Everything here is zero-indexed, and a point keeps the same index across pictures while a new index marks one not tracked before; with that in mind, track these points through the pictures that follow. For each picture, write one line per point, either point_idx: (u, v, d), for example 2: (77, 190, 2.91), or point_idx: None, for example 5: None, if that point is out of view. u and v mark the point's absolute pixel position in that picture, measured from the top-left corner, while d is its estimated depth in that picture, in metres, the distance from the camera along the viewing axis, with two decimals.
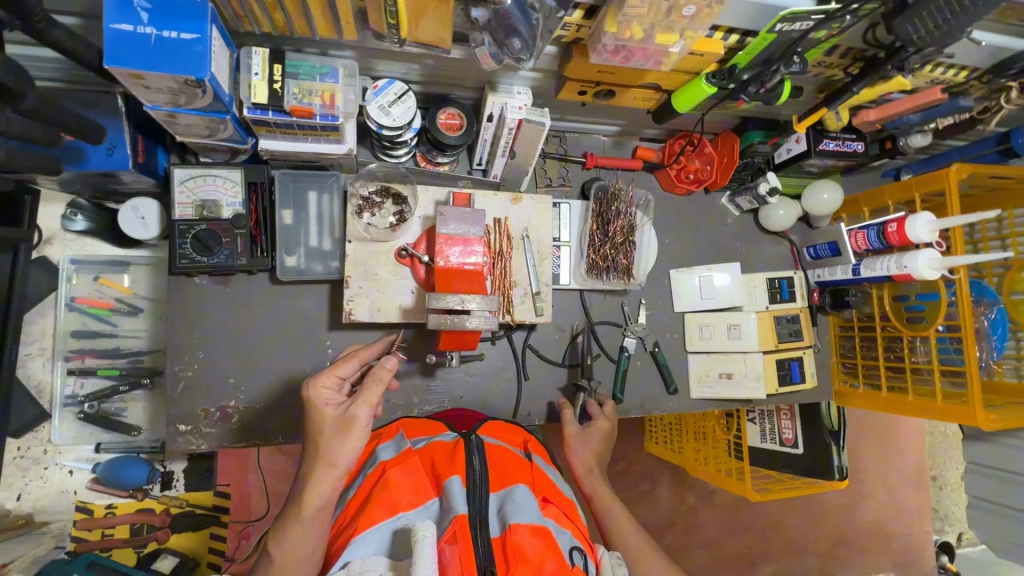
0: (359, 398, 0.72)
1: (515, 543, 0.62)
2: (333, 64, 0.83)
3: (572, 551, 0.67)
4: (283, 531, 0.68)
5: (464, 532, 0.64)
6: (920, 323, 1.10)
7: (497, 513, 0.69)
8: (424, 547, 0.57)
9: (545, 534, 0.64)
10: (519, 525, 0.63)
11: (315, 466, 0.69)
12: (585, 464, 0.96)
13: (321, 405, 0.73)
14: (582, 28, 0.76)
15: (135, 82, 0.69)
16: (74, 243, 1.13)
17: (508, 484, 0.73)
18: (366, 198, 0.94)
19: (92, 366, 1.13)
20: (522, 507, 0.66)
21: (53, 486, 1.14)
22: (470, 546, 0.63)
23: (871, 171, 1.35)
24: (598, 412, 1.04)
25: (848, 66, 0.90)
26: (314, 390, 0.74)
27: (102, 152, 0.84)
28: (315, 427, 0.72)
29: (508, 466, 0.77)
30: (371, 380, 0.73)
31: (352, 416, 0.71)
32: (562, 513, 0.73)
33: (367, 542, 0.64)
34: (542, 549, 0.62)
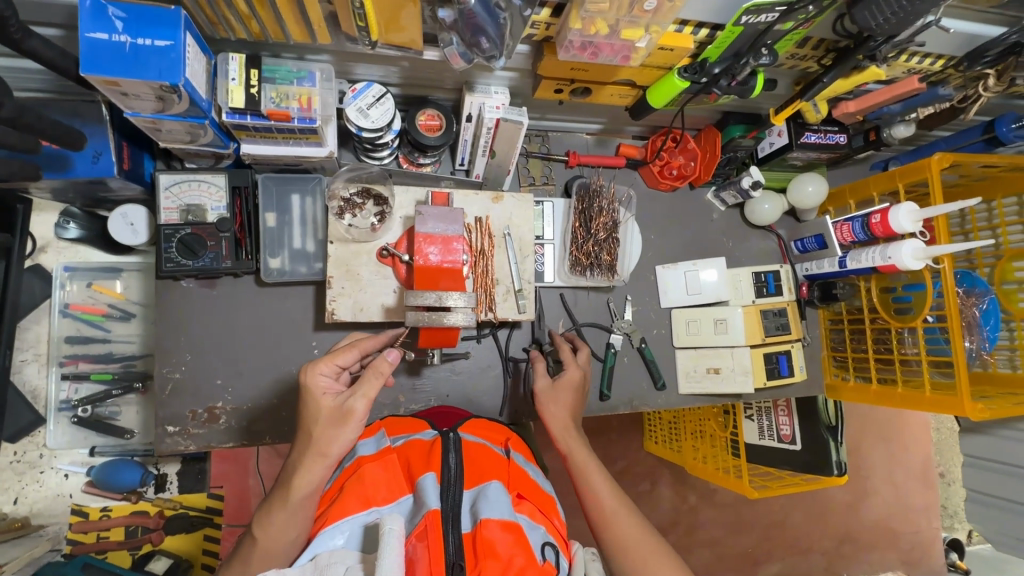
0: (359, 390, 0.73)
1: (485, 538, 0.61)
2: (310, 68, 0.85)
3: (544, 547, 0.66)
4: (269, 516, 0.69)
5: (435, 528, 0.64)
6: (908, 314, 1.10)
7: (469, 509, 0.68)
8: (391, 542, 0.57)
9: (516, 530, 0.63)
10: (490, 520, 0.63)
11: (308, 454, 0.70)
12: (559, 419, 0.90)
13: (319, 394, 0.73)
14: (551, 26, 0.77)
15: (112, 89, 0.71)
16: (67, 251, 1.16)
17: (481, 480, 0.72)
18: (347, 199, 0.96)
19: (85, 371, 1.15)
20: (494, 503, 0.66)
21: (50, 490, 1.16)
22: (439, 543, 0.63)
23: (859, 164, 1.34)
24: (570, 359, 0.97)
25: (821, 58, 0.90)
26: (313, 378, 0.75)
27: (87, 159, 0.86)
28: (311, 415, 0.73)
29: (484, 461, 0.77)
30: (371, 372, 0.74)
31: (348, 408, 0.72)
32: (536, 509, 0.73)
33: (339, 533, 0.65)
34: (512, 544, 0.61)
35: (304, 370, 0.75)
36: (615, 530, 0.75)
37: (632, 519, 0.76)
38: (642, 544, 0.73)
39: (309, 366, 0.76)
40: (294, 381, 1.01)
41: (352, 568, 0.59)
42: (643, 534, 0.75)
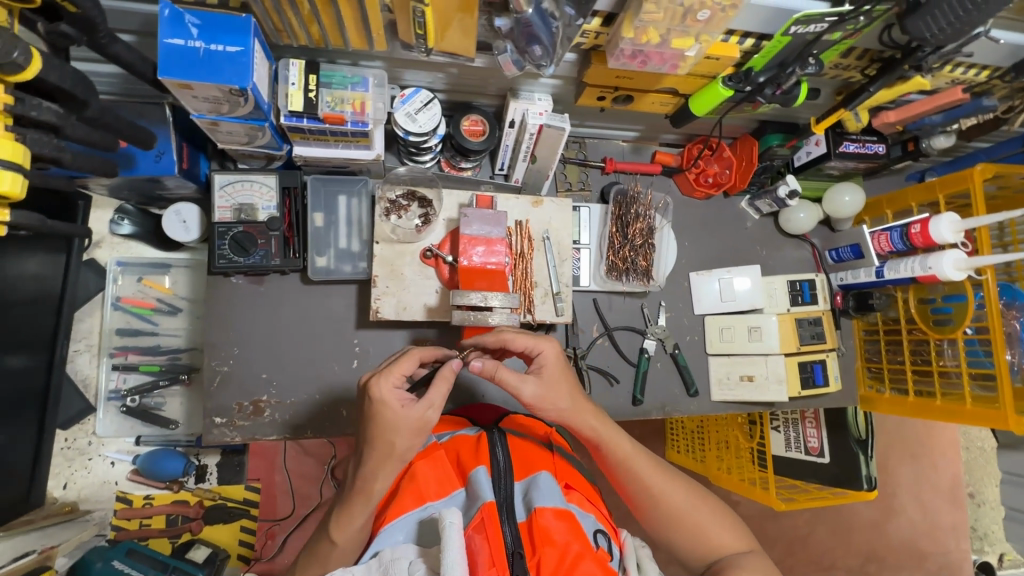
0: (431, 402, 0.73)
1: (543, 526, 0.67)
2: (363, 74, 0.88)
3: (596, 534, 0.73)
4: (348, 522, 0.72)
5: (491, 518, 0.69)
6: (948, 325, 1.08)
7: (522, 499, 0.74)
8: (452, 535, 0.61)
9: (569, 517, 0.69)
10: (545, 509, 0.69)
11: (387, 463, 0.72)
12: (572, 412, 0.85)
13: (397, 408, 0.71)
14: (600, 35, 0.79)
15: (184, 92, 0.74)
16: (121, 246, 1.21)
17: (531, 472, 0.78)
18: (393, 201, 0.99)
19: (134, 363, 1.19)
20: (547, 493, 0.72)
21: (96, 477, 1.20)
22: (497, 533, 0.68)
23: (895, 174, 1.33)
24: (530, 347, 0.83)
25: (865, 68, 0.91)
26: (387, 394, 0.71)
27: (150, 158, 0.90)
28: (390, 428, 0.71)
29: (530, 454, 0.81)
30: (440, 380, 0.74)
31: (425, 419, 0.72)
32: (584, 498, 0.78)
33: (398, 530, 0.71)
34: (567, 531, 0.67)
35: (375, 388, 0.72)
36: (660, 504, 0.84)
37: (673, 490, 0.85)
38: (686, 510, 0.84)
39: (379, 383, 0.72)
40: (335, 377, 1.04)
41: (415, 562, 0.64)
42: (684, 500, 0.85)
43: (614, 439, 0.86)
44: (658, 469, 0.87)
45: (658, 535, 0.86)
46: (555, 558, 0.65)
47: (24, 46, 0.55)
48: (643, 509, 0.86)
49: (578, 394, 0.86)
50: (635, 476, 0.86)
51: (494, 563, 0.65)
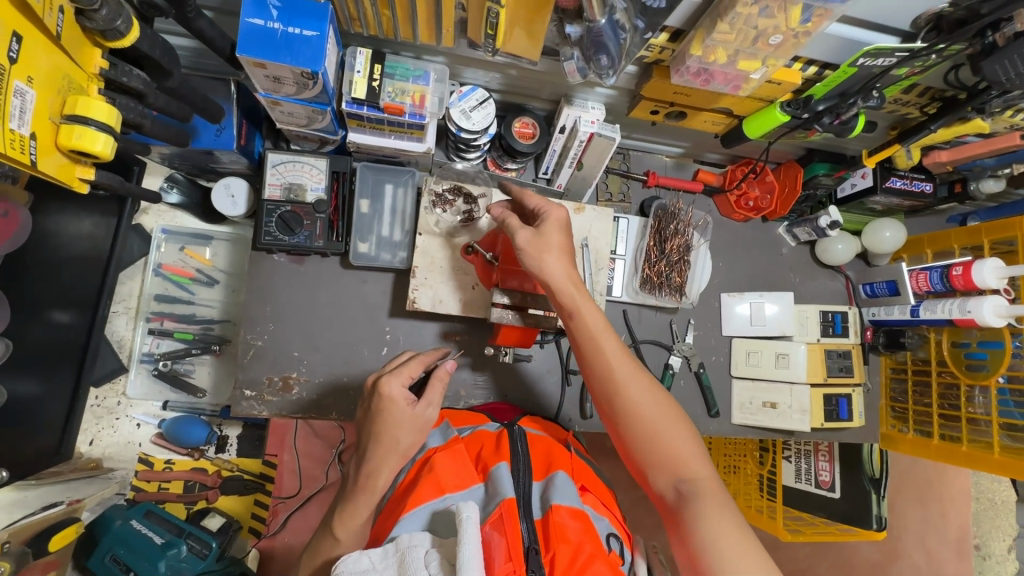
0: (429, 400, 0.75)
1: (557, 522, 0.68)
2: (425, 68, 0.90)
3: (609, 538, 0.72)
4: (352, 516, 0.73)
5: (509, 515, 0.68)
6: (982, 372, 1.08)
7: (539, 498, 0.74)
8: (469, 530, 0.60)
9: (584, 518, 0.69)
10: (561, 506, 0.69)
11: (390, 460, 0.73)
12: (563, 286, 0.80)
13: (403, 405, 0.73)
14: (665, 50, 0.80)
15: (257, 71, 0.77)
16: (166, 215, 1.24)
17: (549, 472, 0.78)
18: (439, 194, 0.99)
19: (169, 329, 1.22)
20: (564, 491, 0.72)
21: (121, 437, 1.23)
22: (515, 529, 0.67)
23: (937, 215, 1.32)
24: (544, 204, 0.86)
25: (924, 105, 0.91)
26: (396, 391, 0.74)
27: (212, 132, 0.93)
28: (392, 424, 0.73)
29: (550, 452, 0.82)
30: (436, 380, 0.77)
31: (426, 418, 0.75)
32: (599, 500, 0.78)
33: (414, 518, 0.69)
34: (581, 531, 0.67)
35: (385, 385, 0.74)
36: (628, 404, 0.78)
37: (646, 395, 0.79)
38: (655, 418, 0.77)
39: (389, 380, 0.74)
40: (364, 362, 1.05)
41: (431, 551, 0.62)
42: (655, 411, 0.77)
43: (596, 320, 0.81)
44: (634, 370, 0.80)
45: (620, 439, 0.79)
46: (568, 556, 0.65)
47: (127, 16, 0.62)
48: (610, 406, 0.79)
49: (569, 261, 0.82)
50: (609, 369, 0.80)
51: (511, 557, 0.64)
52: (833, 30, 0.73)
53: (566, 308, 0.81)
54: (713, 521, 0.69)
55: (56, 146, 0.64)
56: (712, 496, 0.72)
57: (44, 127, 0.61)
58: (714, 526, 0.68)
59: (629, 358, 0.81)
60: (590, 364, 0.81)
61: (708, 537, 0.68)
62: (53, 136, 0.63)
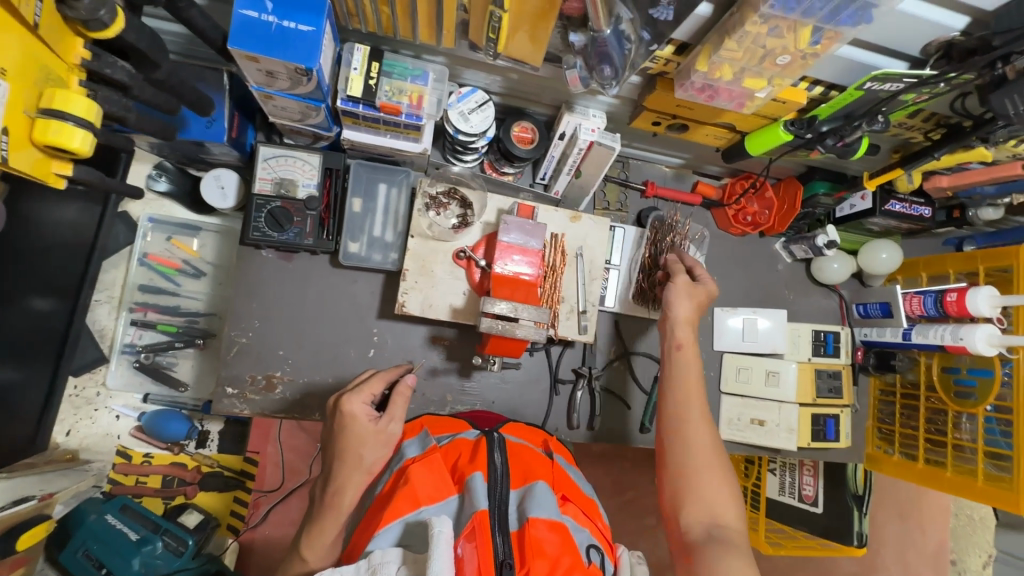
0: (393, 415, 0.75)
1: (534, 537, 0.64)
2: (424, 68, 0.88)
3: (589, 549, 0.68)
4: (319, 536, 0.72)
5: (482, 528, 0.65)
6: (969, 399, 1.08)
7: (516, 508, 0.70)
8: (440, 545, 0.58)
9: (563, 530, 0.66)
10: (538, 519, 0.65)
11: (355, 477, 0.73)
12: (679, 321, 0.90)
13: (365, 422, 0.73)
14: (671, 63, 0.78)
15: (250, 65, 0.75)
16: (154, 203, 1.21)
17: (528, 480, 0.73)
18: (433, 196, 0.99)
19: (152, 320, 1.20)
20: (541, 503, 0.68)
21: (100, 429, 1.20)
22: (488, 543, 0.64)
23: (933, 237, 1.31)
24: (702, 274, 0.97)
25: (929, 131, 0.90)
26: (357, 408, 0.74)
27: (202, 123, 0.90)
28: (354, 442, 0.73)
29: (530, 461, 0.77)
30: (398, 396, 0.77)
31: (392, 433, 0.75)
32: (580, 510, 0.74)
33: (388, 534, 0.65)
34: (559, 545, 0.64)
35: (346, 403, 0.73)
36: (691, 436, 0.81)
37: (709, 437, 0.82)
38: (712, 459, 0.79)
39: (351, 398, 0.74)
40: (350, 363, 1.03)
41: (401, 568, 0.60)
42: (712, 453, 0.80)
43: (694, 360, 0.88)
44: (706, 411, 0.84)
45: (666, 464, 0.81)
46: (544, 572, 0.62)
47: (111, 5, 0.60)
48: (672, 431, 0.82)
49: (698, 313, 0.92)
50: (684, 400, 0.84)
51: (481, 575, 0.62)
52: (843, 53, 0.71)
53: (674, 338, 0.90)
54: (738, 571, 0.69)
55: (30, 140, 0.61)
56: (742, 550, 0.72)
57: (18, 120, 0.58)
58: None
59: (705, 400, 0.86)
60: (670, 390, 0.86)
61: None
62: (28, 130, 0.60)
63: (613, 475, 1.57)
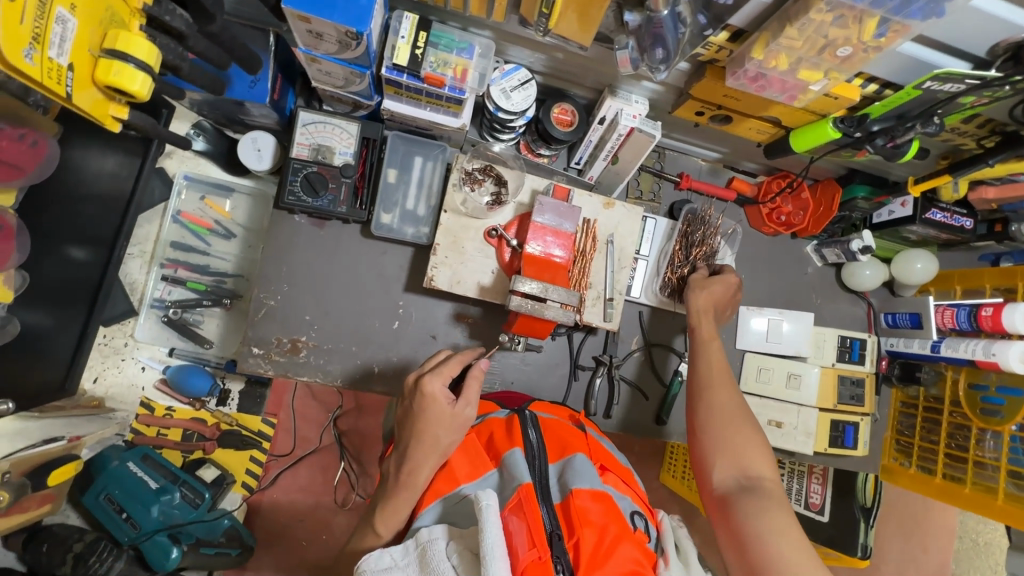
0: (468, 399, 0.74)
1: (578, 506, 0.62)
2: (471, 41, 0.87)
3: (633, 516, 0.68)
4: (393, 511, 0.71)
5: (529, 501, 0.62)
6: (995, 417, 1.06)
7: (557, 481, 0.69)
8: (489, 518, 0.57)
9: (606, 500, 0.64)
10: (582, 490, 0.64)
11: (428, 458, 0.70)
12: (698, 313, 0.96)
13: (445, 404, 0.72)
14: (723, 50, 0.76)
15: (302, 26, 0.75)
16: (191, 161, 1.23)
17: (566, 454, 0.72)
18: (469, 173, 0.98)
19: (182, 278, 1.22)
20: (583, 474, 0.67)
21: (125, 378, 1.23)
22: (536, 515, 0.61)
23: (968, 251, 1.28)
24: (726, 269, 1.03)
25: (981, 138, 0.87)
26: (438, 388, 0.73)
27: (246, 83, 0.91)
28: (433, 424, 0.71)
29: (565, 433, 0.76)
30: (472, 379, 0.75)
31: (466, 417, 0.73)
32: (620, 479, 0.73)
33: (431, 511, 0.68)
34: (604, 513, 0.63)
35: (428, 383, 0.73)
36: (715, 400, 0.85)
37: (733, 398, 0.85)
38: (736, 418, 0.82)
39: (431, 378, 0.73)
40: (373, 333, 1.04)
41: (451, 543, 0.60)
42: (735, 412, 0.83)
43: (711, 335, 0.93)
44: (728, 378, 0.87)
45: (694, 429, 0.84)
46: (593, 541, 0.60)
47: None
48: (695, 396, 0.86)
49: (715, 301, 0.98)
50: (708, 370, 0.88)
51: (534, 544, 0.58)
52: (905, 49, 0.69)
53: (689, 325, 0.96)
54: (770, 518, 0.71)
55: (93, 81, 0.63)
56: (775, 498, 0.74)
57: (82, 58, 0.61)
58: (771, 522, 0.71)
59: (728, 367, 0.89)
60: (694, 363, 0.91)
61: (764, 529, 0.71)
62: (91, 69, 0.62)
63: None
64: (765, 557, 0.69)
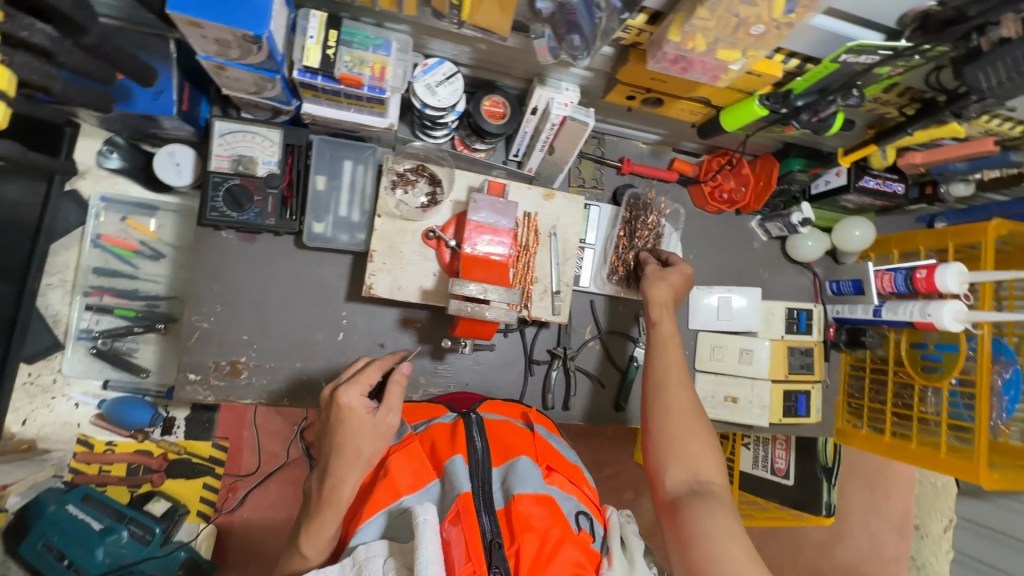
0: (391, 404, 0.70)
1: (521, 512, 0.62)
2: (387, 37, 0.83)
3: (578, 516, 0.68)
4: (318, 533, 0.66)
5: (468, 511, 0.62)
6: (935, 373, 1.09)
7: (501, 486, 0.68)
8: (425, 533, 0.56)
9: (550, 502, 0.64)
10: (524, 495, 0.63)
11: (353, 470, 0.67)
12: (654, 303, 0.95)
13: (364, 414, 0.68)
14: (643, 33, 0.75)
15: (193, 31, 0.70)
16: (107, 180, 1.15)
17: (510, 457, 0.71)
18: (401, 174, 0.95)
19: (109, 305, 1.16)
20: (526, 479, 0.66)
21: (58, 417, 1.17)
22: (475, 524, 0.62)
23: (905, 215, 1.32)
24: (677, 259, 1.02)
25: (902, 106, 0.89)
26: (355, 399, 0.69)
27: (149, 95, 0.85)
28: (353, 434, 0.68)
29: (510, 436, 0.75)
30: (394, 384, 0.72)
31: (389, 424, 0.70)
32: (567, 479, 0.72)
33: (371, 527, 0.64)
34: (548, 517, 0.63)
35: (343, 395, 0.68)
36: (670, 401, 0.84)
37: (688, 398, 0.84)
38: (690, 419, 0.82)
39: (347, 389, 0.69)
40: (317, 347, 1.00)
41: (389, 560, 0.58)
42: (689, 414, 0.83)
43: (671, 334, 0.91)
44: (684, 377, 0.87)
45: (648, 430, 0.84)
46: (536, 547, 0.60)
47: None
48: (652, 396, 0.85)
49: (675, 294, 0.96)
50: (664, 368, 0.87)
51: (471, 557, 0.59)
52: (818, 23, 0.69)
53: (650, 319, 0.94)
54: (716, 519, 0.72)
55: None
56: (723, 502, 0.74)
57: None
58: (716, 523, 0.71)
59: (685, 366, 0.88)
60: (651, 360, 0.89)
61: (709, 529, 0.71)
62: None
63: (592, 453, 1.58)
64: (707, 558, 0.69)
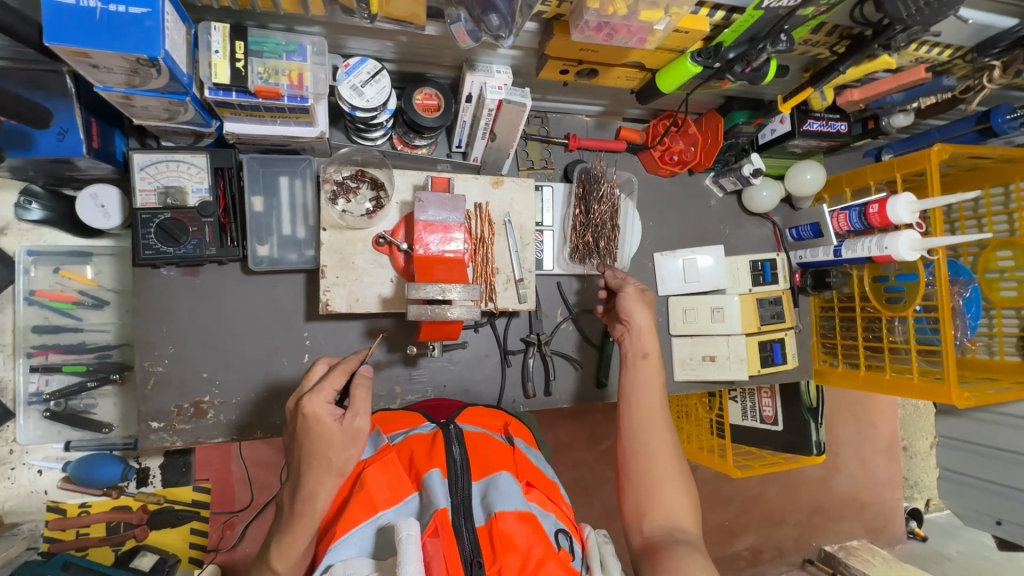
0: (361, 409, 0.66)
1: (503, 530, 0.61)
2: (300, 41, 0.79)
3: (558, 534, 0.66)
4: (290, 547, 0.64)
5: (446, 527, 0.61)
6: (899, 304, 1.11)
7: (480, 502, 0.66)
8: (408, 548, 0.54)
9: (532, 519, 0.63)
10: (506, 512, 0.62)
11: (326, 480, 0.64)
12: (642, 331, 0.90)
13: (331, 423, 0.64)
14: (563, 3, 0.72)
15: (81, 62, 0.65)
16: (31, 233, 1.10)
17: (491, 471, 0.70)
18: (341, 183, 0.92)
19: (56, 363, 1.10)
20: (507, 494, 0.65)
21: (22, 487, 1.13)
22: (454, 541, 0.61)
23: (853, 151, 1.34)
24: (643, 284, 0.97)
25: (833, 45, 0.89)
26: (321, 408, 0.64)
27: (52, 137, 0.80)
28: (321, 443, 0.64)
29: (490, 450, 0.73)
30: (362, 386, 0.68)
31: (359, 429, 0.66)
32: (546, 496, 0.71)
33: (349, 544, 0.61)
34: (530, 535, 0.61)
35: (308, 404, 0.65)
36: (651, 444, 0.80)
37: (668, 439, 0.81)
38: (671, 462, 0.79)
39: (311, 398, 0.65)
40: (283, 372, 0.97)
41: None
42: (669, 457, 0.79)
43: (655, 369, 0.87)
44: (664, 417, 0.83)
45: (625, 470, 0.81)
46: (517, 566, 0.59)
47: None
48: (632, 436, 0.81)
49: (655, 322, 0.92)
50: (646, 410, 0.83)
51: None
52: None
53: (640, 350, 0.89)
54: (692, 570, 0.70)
55: None
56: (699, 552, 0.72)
57: None
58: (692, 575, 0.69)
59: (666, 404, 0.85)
60: (631, 397, 0.85)
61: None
62: None
63: (586, 430, 1.59)
64: None
